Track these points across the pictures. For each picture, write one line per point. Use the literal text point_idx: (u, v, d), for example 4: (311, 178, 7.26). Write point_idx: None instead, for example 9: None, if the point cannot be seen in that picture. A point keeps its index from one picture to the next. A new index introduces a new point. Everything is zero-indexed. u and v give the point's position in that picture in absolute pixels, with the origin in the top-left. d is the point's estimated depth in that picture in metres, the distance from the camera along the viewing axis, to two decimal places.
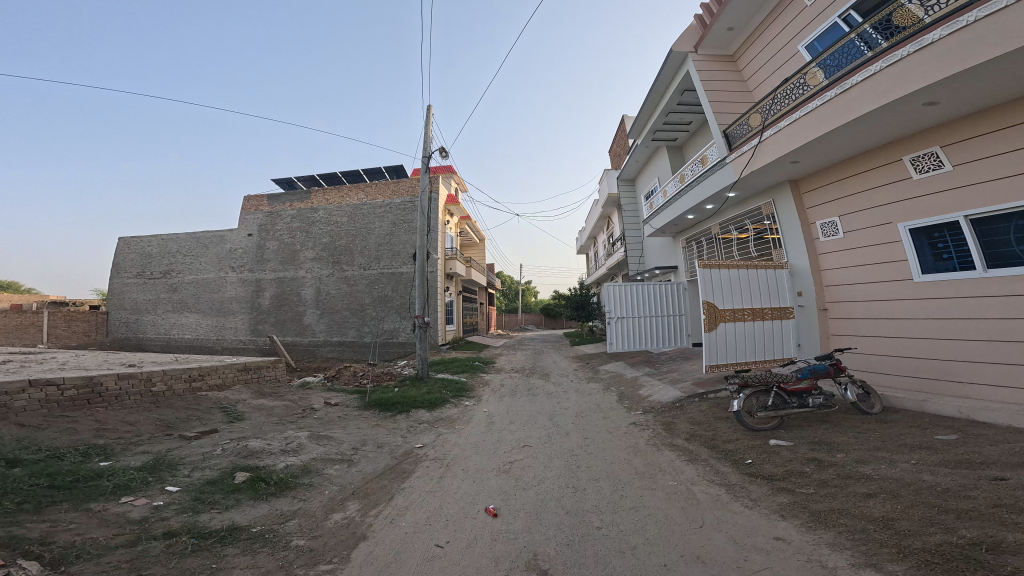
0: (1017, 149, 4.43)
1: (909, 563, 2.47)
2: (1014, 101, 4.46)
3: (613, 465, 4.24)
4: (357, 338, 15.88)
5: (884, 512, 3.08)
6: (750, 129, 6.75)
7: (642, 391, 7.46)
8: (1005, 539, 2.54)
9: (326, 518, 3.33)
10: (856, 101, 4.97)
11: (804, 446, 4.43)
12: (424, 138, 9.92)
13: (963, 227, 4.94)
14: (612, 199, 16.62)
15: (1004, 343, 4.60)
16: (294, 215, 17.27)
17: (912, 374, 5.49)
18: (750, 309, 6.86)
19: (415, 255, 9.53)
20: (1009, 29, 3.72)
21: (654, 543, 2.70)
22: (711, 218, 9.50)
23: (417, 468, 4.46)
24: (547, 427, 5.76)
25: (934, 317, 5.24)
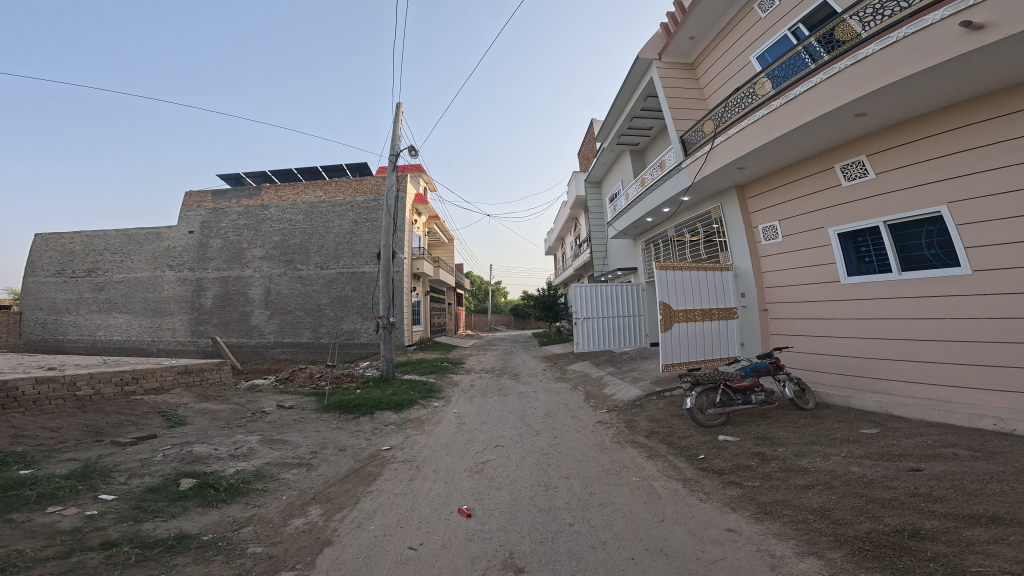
0: (931, 159, 4.77)
1: (845, 550, 2.64)
2: (931, 113, 4.77)
3: (573, 463, 4.31)
4: (312, 339, 15.57)
5: (822, 502, 3.26)
6: (703, 136, 6.97)
7: (605, 391, 7.61)
8: (924, 526, 2.76)
9: (284, 523, 3.28)
10: (798, 110, 5.19)
11: (749, 441, 4.62)
12: (392, 137, 9.82)
13: (882, 232, 5.28)
14: (580, 200, 16.85)
15: (917, 342, 4.93)
16: (241, 212, 16.80)
17: (840, 371, 5.81)
18: (700, 309, 7.08)
19: (381, 254, 9.45)
20: (930, 46, 3.98)
21: (621, 538, 2.79)
22: (667, 220, 9.75)
23: (384, 470, 4.44)
24: (508, 427, 5.82)
25: (859, 317, 5.57)
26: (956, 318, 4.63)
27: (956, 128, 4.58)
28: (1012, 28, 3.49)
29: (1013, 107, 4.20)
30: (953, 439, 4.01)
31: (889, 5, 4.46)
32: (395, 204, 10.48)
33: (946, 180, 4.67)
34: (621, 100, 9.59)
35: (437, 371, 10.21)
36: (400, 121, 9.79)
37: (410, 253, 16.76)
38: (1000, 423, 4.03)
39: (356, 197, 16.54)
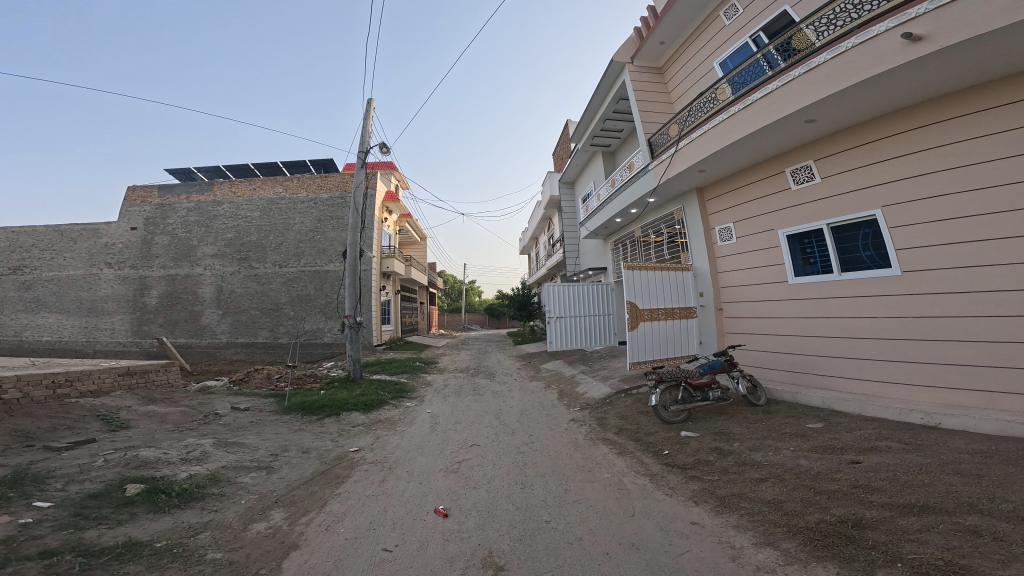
0: (870, 165, 5.04)
1: (798, 540, 2.79)
2: (870, 122, 5.04)
3: (543, 461, 4.34)
4: (269, 339, 15.18)
5: (775, 495, 3.41)
6: (668, 139, 7.12)
7: (580, 388, 7.71)
8: (866, 516, 2.94)
9: (245, 528, 3.20)
10: (755, 115, 5.34)
11: (708, 436, 4.74)
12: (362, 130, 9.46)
13: (825, 234, 5.56)
14: (554, 201, 16.97)
15: (852, 340, 5.27)
16: (190, 208, 16.27)
17: (788, 368, 6.08)
18: (664, 308, 7.23)
19: (347, 252, 9.30)
20: (873, 57, 4.16)
21: (595, 533, 2.83)
22: (633, 221, 9.92)
23: (353, 472, 4.38)
24: (475, 426, 5.81)
25: (805, 316, 5.83)
26: (883, 318, 4.97)
27: (894, 134, 4.82)
28: (948, 41, 3.68)
29: (946, 115, 4.44)
30: (887, 433, 4.27)
31: (840, 15, 4.64)
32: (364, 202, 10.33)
33: (882, 185, 4.94)
34: (595, 102, 9.68)
35: (409, 371, 10.10)
36: (372, 117, 9.63)
37: (379, 251, 16.52)
38: (929, 417, 4.33)
39: (320, 194, 16.28)
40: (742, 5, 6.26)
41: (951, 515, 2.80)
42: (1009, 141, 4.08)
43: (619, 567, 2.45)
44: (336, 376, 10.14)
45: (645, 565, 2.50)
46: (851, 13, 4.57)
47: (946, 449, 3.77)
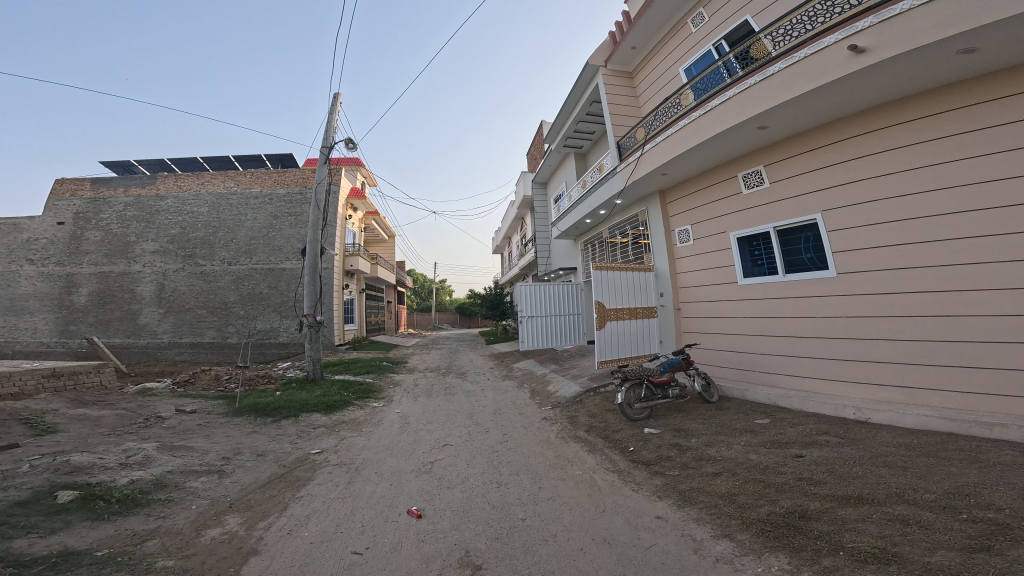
0: (814, 171, 5.30)
1: (752, 531, 2.91)
2: (814, 130, 5.29)
3: (511, 461, 4.35)
4: (215, 339, 14.66)
5: (729, 488, 3.54)
6: (636, 142, 7.26)
7: (551, 387, 7.77)
8: (812, 507, 3.09)
9: (198, 535, 3.09)
10: (715, 121, 5.49)
11: (668, 432, 4.86)
12: (327, 126, 9.29)
13: (771, 237, 5.83)
14: (527, 201, 17.03)
15: (796, 339, 5.52)
16: (128, 203, 15.58)
17: (737, 365, 6.32)
18: (629, 308, 7.33)
19: (306, 250, 9.08)
20: (821, 67, 4.35)
21: (568, 530, 2.87)
22: (602, 222, 10.06)
23: (315, 475, 4.29)
24: (439, 427, 5.77)
25: (753, 316, 6.07)
26: (824, 317, 5.24)
27: (837, 141, 5.07)
28: (892, 54, 3.87)
29: (883, 123, 4.68)
30: (824, 428, 4.52)
31: (796, 26, 4.81)
32: (326, 199, 10.10)
33: (824, 191, 5.21)
34: (570, 104, 9.76)
35: (375, 371, 9.94)
36: (338, 112, 9.43)
37: (343, 249, 16.18)
38: (859, 412, 4.62)
39: (277, 189, 15.84)
40: (707, 13, 6.41)
41: (882, 505, 2.98)
42: (931, 150, 4.35)
43: (593, 564, 2.50)
44: (291, 377, 9.88)
45: (617, 561, 2.56)
46: (805, 25, 4.75)
47: (876, 442, 4.02)
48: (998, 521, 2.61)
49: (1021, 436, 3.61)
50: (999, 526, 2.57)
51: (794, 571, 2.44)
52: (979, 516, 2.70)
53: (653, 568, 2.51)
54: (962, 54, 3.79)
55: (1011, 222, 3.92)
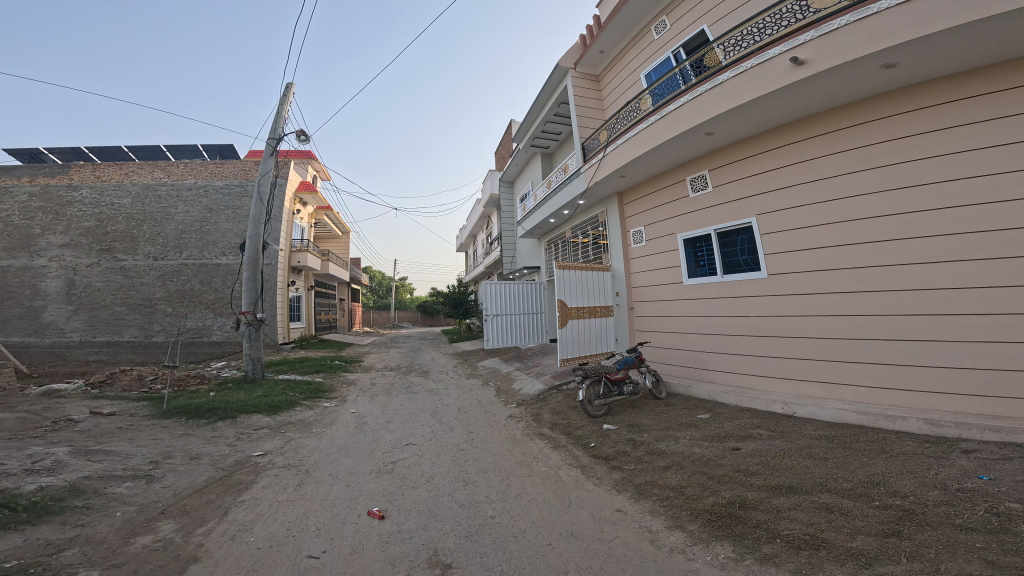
0: (752, 176, 5.58)
1: (700, 521, 3.03)
2: (754, 137, 5.55)
3: (469, 460, 4.34)
4: (136, 338, 13.80)
5: (679, 481, 3.67)
6: (598, 144, 7.40)
7: (514, 386, 7.77)
8: (749, 497, 3.26)
9: (126, 543, 2.88)
10: (668, 126, 5.67)
11: (624, 428, 4.97)
12: (276, 115, 8.96)
13: (712, 239, 6.10)
14: (494, 199, 17.01)
15: (732, 337, 5.80)
16: (35, 192, 14.44)
17: (681, 363, 6.57)
18: (588, 307, 7.50)
19: (246, 245, 8.70)
20: (765, 78, 4.57)
21: (537, 526, 3.03)
22: (565, 222, 10.17)
23: (258, 478, 4.11)
24: (391, 427, 5.66)
25: (695, 315, 6.32)
26: (757, 316, 5.52)
27: (773, 149, 5.35)
28: (827, 67, 4.11)
29: (813, 132, 4.97)
30: (756, 422, 4.77)
31: (746, 37, 5.03)
32: (272, 192, 9.74)
33: (760, 196, 5.50)
34: (538, 104, 9.82)
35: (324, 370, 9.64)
36: (289, 103, 9.11)
37: (289, 244, 15.60)
38: (786, 406, 4.93)
39: (213, 181, 15.14)
40: (669, 20, 6.57)
41: (809, 494, 3.18)
42: (851, 160, 4.68)
43: (562, 559, 2.62)
44: (224, 377, 9.42)
45: (581, 557, 2.63)
46: (754, 37, 4.97)
47: (800, 435, 4.28)
48: (905, 507, 2.84)
49: (919, 428, 3.97)
50: (906, 511, 2.80)
51: (737, 558, 2.56)
52: (888, 502, 2.93)
53: (616, 560, 2.61)
54: (884, 69, 4.07)
55: (919, 227, 4.24)
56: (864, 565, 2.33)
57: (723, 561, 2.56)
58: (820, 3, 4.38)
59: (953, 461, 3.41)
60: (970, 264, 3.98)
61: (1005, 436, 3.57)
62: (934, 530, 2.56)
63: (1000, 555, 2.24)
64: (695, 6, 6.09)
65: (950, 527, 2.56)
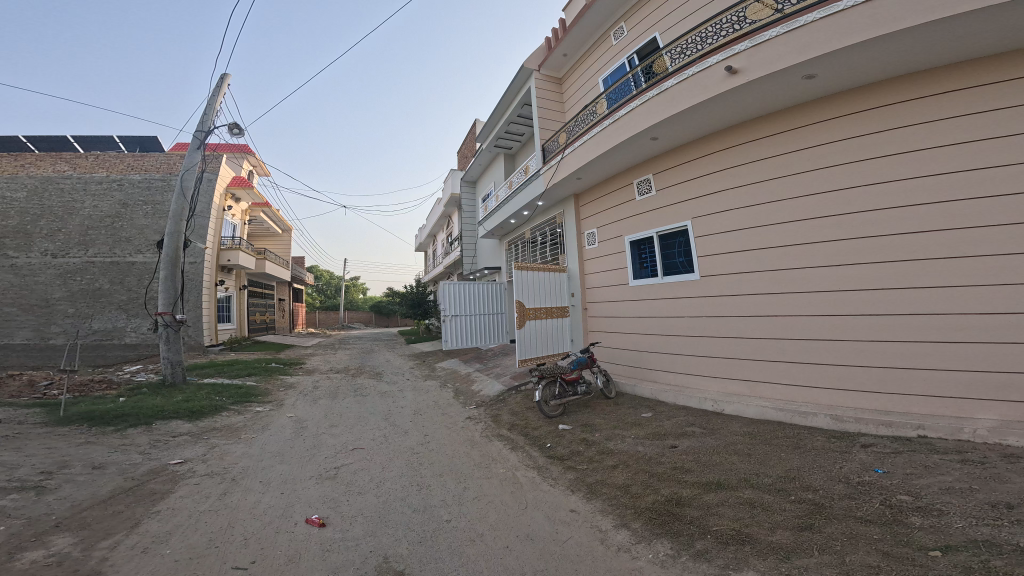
0: (690, 181, 5.81)
1: (643, 519, 3.12)
2: (693, 143, 5.78)
3: (419, 464, 4.24)
4: (30, 340, 12.59)
5: (624, 479, 3.76)
6: (558, 146, 7.47)
7: (474, 387, 7.72)
8: (686, 494, 3.38)
9: (12, 559, 2.52)
10: (619, 131, 5.82)
11: (578, 428, 5.03)
12: (207, 105, 8.43)
13: (655, 242, 6.30)
14: (454, 199, 16.82)
15: (672, 337, 6.00)
16: None
17: (628, 363, 6.73)
18: (544, 308, 7.49)
19: (163, 242, 8.12)
20: (705, 86, 4.75)
21: (494, 528, 3.03)
22: (525, 223, 10.19)
23: (176, 488, 3.81)
24: (336, 431, 5.45)
25: (640, 316, 6.50)
26: (691, 317, 5.76)
27: (709, 156, 5.59)
28: (760, 77, 4.34)
29: (744, 140, 5.23)
30: (689, 419, 4.98)
31: (690, 46, 5.22)
32: (197, 187, 9.18)
33: (697, 201, 5.73)
34: (501, 105, 9.80)
35: (257, 374, 9.18)
36: (221, 95, 8.63)
37: (218, 242, 14.76)
38: (715, 403, 5.21)
39: (129, 174, 14.12)
40: (626, 27, 6.72)
41: (735, 490, 3.34)
42: (774, 170, 4.97)
43: (519, 561, 2.63)
44: (136, 382, 8.73)
45: (540, 559, 2.66)
46: (697, 46, 5.15)
47: (726, 432, 4.49)
48: (815, 501, 3.03)
49: (827, 424, 4.30)
50: (817, 505, 2.99)
51: (674, 555, 2.65)
52: (802, 496, 3.12)
53: (569, 561, 2.64)
54: (805, 80, 4.34)
55: (829, 231, 4.56)
56: (782, 559, 2.46)
57: (662, 558, 2.63)
58: (756, 15, 4.60)
59: (854, 455, 3.67)
60: (871, 266, 4.31)
61: (895, 431, 3.93)
62: (839, 523, 2.74)
63: (895, 546, 2.43)
64: (650, 14, 6.25)
65: (853, 520, 2.76)
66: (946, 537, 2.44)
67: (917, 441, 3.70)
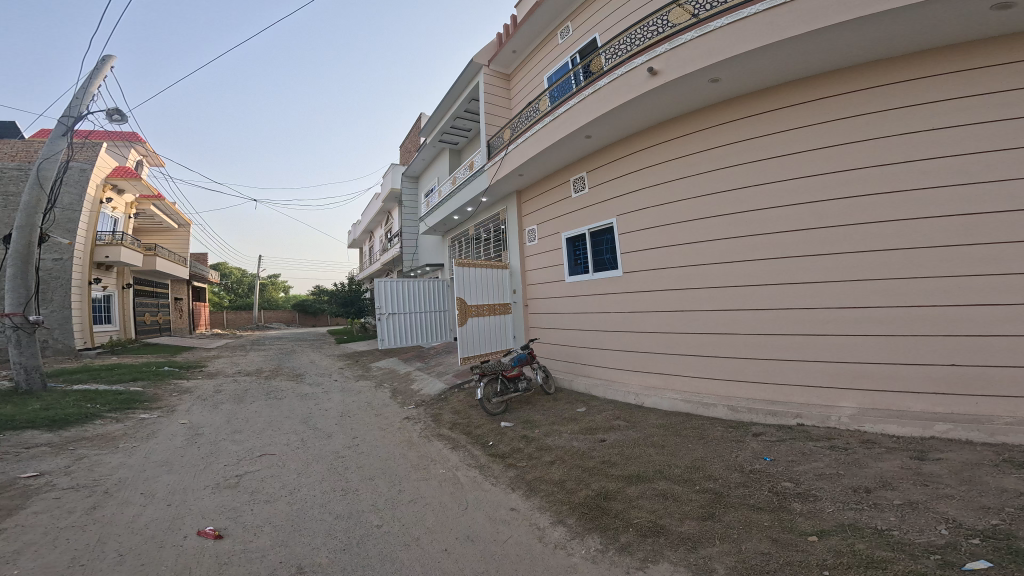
0: (616, 181, 5.98)
1: (578, 514, 3.15)
2: (619, 143, 5.94)
3: (348, 468, 4.05)
4: None
5: (559, 475, 3.78)
6: (502, 143, 7.47)
7: (413, 386, 7.54)
8: (614, 488, 3.44)
9: None
10: (555, 130, 5.91)
11: (520, 425, 5.02)
12: (82, 86, 7.60)
13: (587, 239, 6.43)
14: (394, 194, 16.35)
15: (603, 332, 6.12)
16: None
17: (565, 359, 6.84)
18: (487, 304, 7.43)
19: (14, 235, 7.21)
20: (631, 86, 4.91)
21: (432, 531, 2.94)
22: (468, 220, 10.05)
23: (29, 503, 3.24)
24: (252, 436, 5.10)
25: (576, 312, 6.60)
26: (618, 312, 5.93)
27: (633, 155, 5.76)
28: (674, 79, 4.54)
29: (661, 142, 5.44)
30: (616, 413, 5.12)
31: (623, 47, 5.37)
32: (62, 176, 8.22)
33: (622, 198, 5.91)
34: (447, 100, 9.66)
35: (145, 378, 8.42)
36: (99, 77, 7.83)
37: (94, 236, 13.41)
38: (637, 397, 5.38)
39: None
40: (572, 26, 6.80)
41: (652, 482, 3.45)
42: (684, 172, 5.21)
43: (458, 564, 2.56)
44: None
45: (480, 558, 2.63)
46: (627, 48, 5.31)
47: (645, 425, 4.66)
48: (716, 491, 3.20)
49: (724, 414, 4.59)
50: (717, 494, 3.15)
51: (603, 550, 2.69)
52: (705, 486, 3.29)
53: (510, 561, 2.61)
54: (711, 83, 4.59)
55: (726, 230, 4.86)
56: (691, 549, 2.57)
57: (594, 554, 2.66)
58: (677, 20, 4.78)
59: (747, 443, 3.92)
60: (761, 262, 4.63)
61: (779, 419, 4.26)
62: (735, 511, 2.91)
63: (782, 532, 2.60)
64: (592, 15, 6.38)
65: (748, 507, 2.93)
66: (821, 522, 2.64)
67: (797, 429, 4.03)
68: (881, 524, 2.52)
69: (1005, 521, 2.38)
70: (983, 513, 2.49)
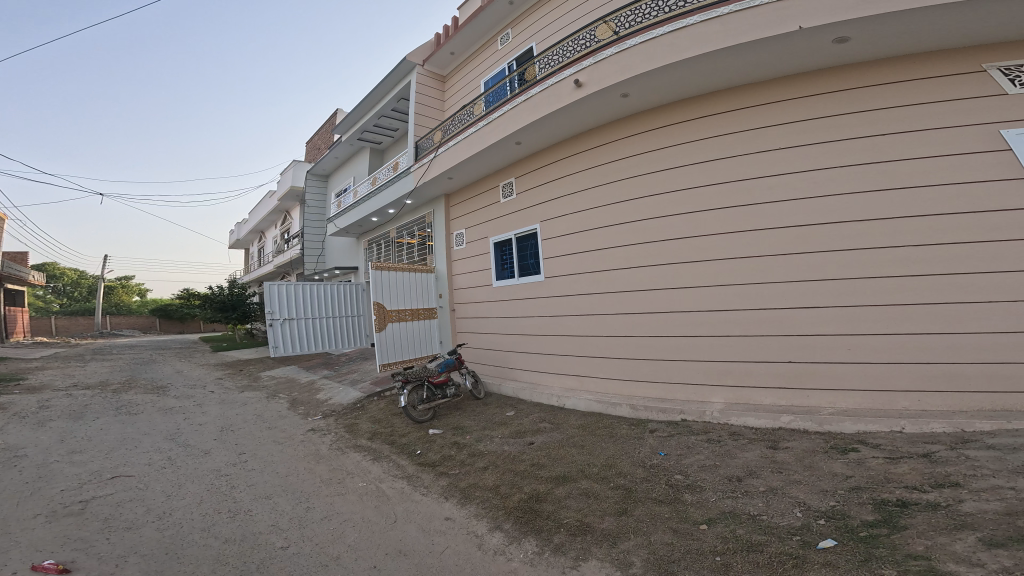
0: (541, 187, 6.07)
1: (513, 517, 3.16)
2: (545, 151, 6.03)
3: (240, 489, 3.77)
4: None
5: (493, 480, 3.77)
6: (432, 145, 7.35)
7: (319, 395, 7.20)
8: (544, 490, 3.47)
9: None
10: (485, 135, 5.92)
11: (450, 432, 4.96)
12: None
13: (513, 244, 6.47)
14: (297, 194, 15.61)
15: (528, 336, 6.18)
16: None
17: (493, 363, 6.84)
18: (410, 309, 7.27)
19: None
20: (558, 95, 5.00)
21: (357, 549, 2.81)
22: (389, 223, 9.86)
23: None
24: (108, 458, 4.56)
25: (502, 317, 6.62)
26: (540, 316, 6.01)
27: (556, 162, 5.87)
28: (595, 91, 4.67)
29: (580, 153, 5.59)
30: (540, 415, 5.19)
31: (555, 58, 5.46)
32: None
33: (545, 204, 6.00)
34: (373, 98, 9.41)
35: None
36: None
37: None
38: (559, 398, 5.47)
39: None
40: (513, 33, 6.83)
41: (576, 482, 3.52)
42: (600, 180, 5.37)
43: None
44: None
45: (415, 571, 2.57)
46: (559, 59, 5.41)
47: (567, 426, 4.75)
48: (629, 487, 3.31)
49: (627, 413, 4.77)
50: (627, 490, 3.27)
51: (540, 552, 2.70)
52: (618, 482, 3.40)
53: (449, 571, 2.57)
54: (622, 98, 4.77)
55: (628, 237, 5.06)
56: (611, 545, 2.64)
57: (531, 557, 2.67)
58: (602, 36, 4.95)
59: (645, 439, 4.10)
60: (656, 267, 4.84)
61: (668, 416, 4.48)
62: (644, 505, 3.03)
63: (679, 522, 2.74)
64: (532, 24, 6.46)
65: (653, 501, 3.06)
66: (708, 512, 2.81)
67: (682, 424, 4.26)
68: (752, 510, 2.72)
69: (838, 502, 2.65)
70: (824, 495, 2.76)
